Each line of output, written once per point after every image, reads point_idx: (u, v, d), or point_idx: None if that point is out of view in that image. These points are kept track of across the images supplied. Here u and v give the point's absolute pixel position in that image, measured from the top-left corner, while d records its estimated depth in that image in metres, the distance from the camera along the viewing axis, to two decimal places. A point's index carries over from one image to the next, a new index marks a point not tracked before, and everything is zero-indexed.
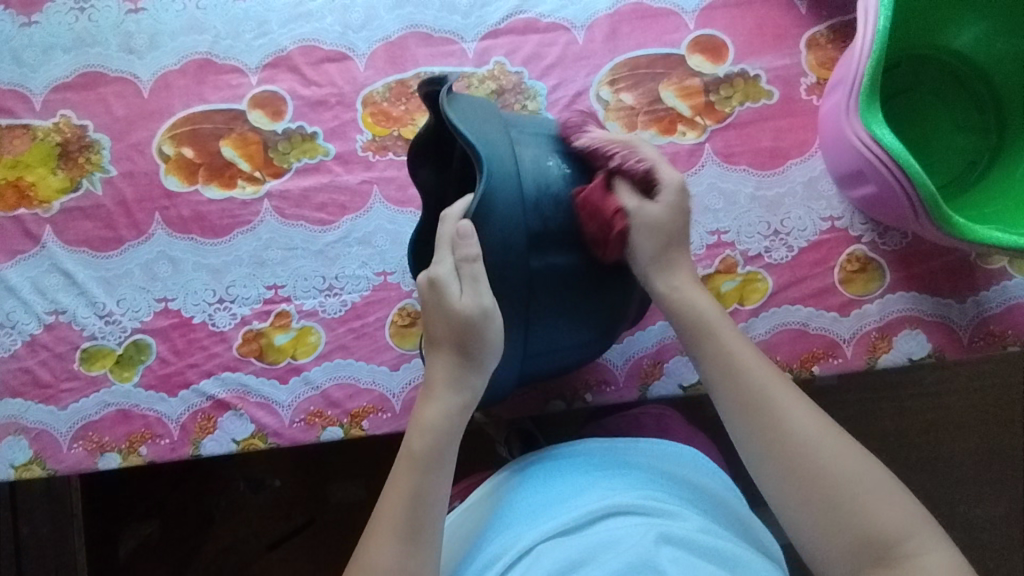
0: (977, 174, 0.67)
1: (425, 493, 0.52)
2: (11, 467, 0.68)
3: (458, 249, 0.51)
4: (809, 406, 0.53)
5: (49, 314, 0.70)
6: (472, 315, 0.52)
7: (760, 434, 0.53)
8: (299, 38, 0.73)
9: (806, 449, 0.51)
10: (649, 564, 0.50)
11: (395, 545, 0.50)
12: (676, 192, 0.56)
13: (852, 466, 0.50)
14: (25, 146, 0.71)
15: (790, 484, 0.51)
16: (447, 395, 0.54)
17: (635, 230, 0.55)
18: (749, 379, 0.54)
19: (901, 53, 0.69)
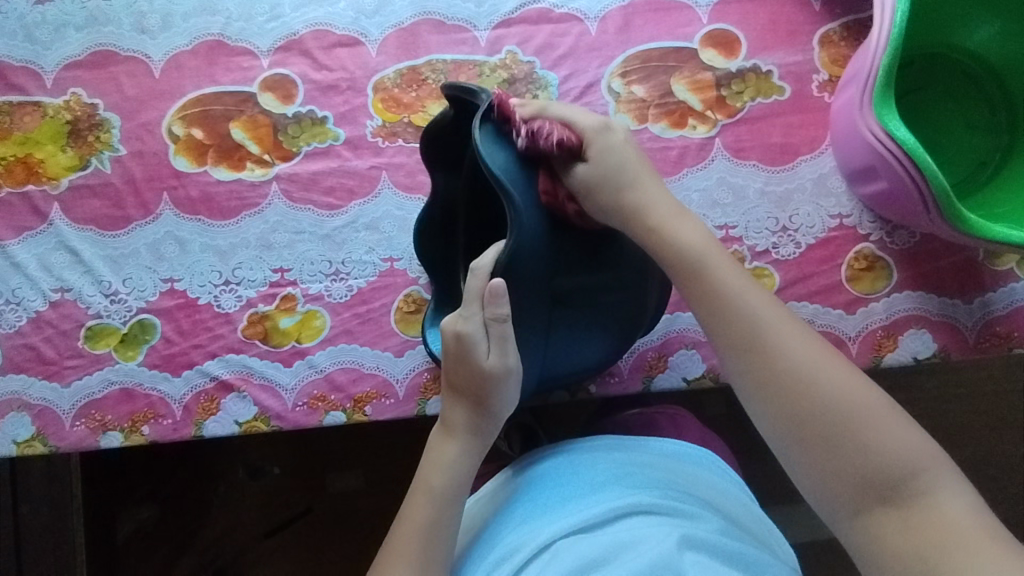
0: (987, 175, 0.67)
1: (441, 523, 0.54)
2: (13, 443, 0.68)
3: (488, 311, 0.52)
4: (800, 331, 0.53)
5: (54, 291, 0.70)
6: (499, 373, 0.54)
7: (749, 370, 0.53)
8: (311, 22, 0.72)
9: (803, 375, 0.51)
10: (668, 568, 0.50)
11: (412, 572, 0.52)
12: (607, 123, 0.58)
13: (855, 393, 0.51)
14: (35, 123, 0.71)
15: (788, 414, 0.51)
16: (461, 437, 0.56)
17: (590, 190, 0.55)
18: (742, 310, 0.53)
19: (914, 51, 0.69)
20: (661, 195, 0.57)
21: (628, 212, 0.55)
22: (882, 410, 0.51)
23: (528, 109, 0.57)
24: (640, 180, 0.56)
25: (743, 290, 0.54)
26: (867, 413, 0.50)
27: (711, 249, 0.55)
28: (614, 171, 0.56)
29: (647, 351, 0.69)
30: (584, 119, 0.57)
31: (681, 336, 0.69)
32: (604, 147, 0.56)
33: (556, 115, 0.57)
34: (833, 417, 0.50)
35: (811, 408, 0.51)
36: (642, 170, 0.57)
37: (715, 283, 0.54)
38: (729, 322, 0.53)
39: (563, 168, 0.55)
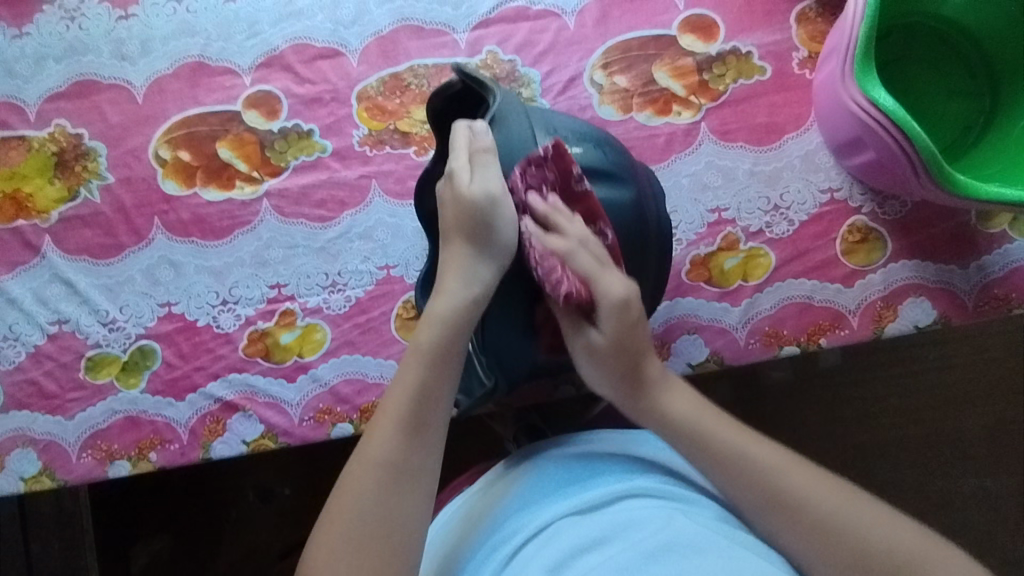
0: (972, 139, 0.68)
1: (432, 387, 0.51)
2: (20, 480, 0.67)
3: (474, 144, 0.54)
4: (824, 479, 0.50)
5: (52, 324, 0.69)
6: (483, 201, 0.53)
7: (781, 524, 0.49)
8: (291, 37, 0.73)
9: (833, 521, 0.48)
10: (681, 542, 0.47)
11: (397, 436, 0.49)
12: (632, 296, 0.53)
13: (886, 526, 0.47)
14: (21, 157, 0.71)
15: (823, 559, 0.48)
16: (455, 287, 0.53)
17: (591, 349, 0.55)
18: (745, 461, 0.51)
19: (890, 23, 0.69)
20: (657, 366, 0.55)
21: (631, 387, 0.55)
22: (924, 542, 0.47)
23: (556, 242, 0.53)
24: (640, 348, 0.54)
25: (737, 441, 0.52)
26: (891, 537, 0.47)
27: (715, 425, 0.53)
28: (625, 343, 0.53)
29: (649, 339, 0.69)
30: (608, 280, 0.53)
31: (682, 322, 0.68)
32: (615, 312, 0.53)
33: (582, 268, 0.53)
34: (865, 549, 0.47)
35: (852, 553, 0.47)
36: (643, 345, 0.55)
37: (711, 443, 0.52)
38: (741, 482, 0.50)
39: (573, 326, 0.55)
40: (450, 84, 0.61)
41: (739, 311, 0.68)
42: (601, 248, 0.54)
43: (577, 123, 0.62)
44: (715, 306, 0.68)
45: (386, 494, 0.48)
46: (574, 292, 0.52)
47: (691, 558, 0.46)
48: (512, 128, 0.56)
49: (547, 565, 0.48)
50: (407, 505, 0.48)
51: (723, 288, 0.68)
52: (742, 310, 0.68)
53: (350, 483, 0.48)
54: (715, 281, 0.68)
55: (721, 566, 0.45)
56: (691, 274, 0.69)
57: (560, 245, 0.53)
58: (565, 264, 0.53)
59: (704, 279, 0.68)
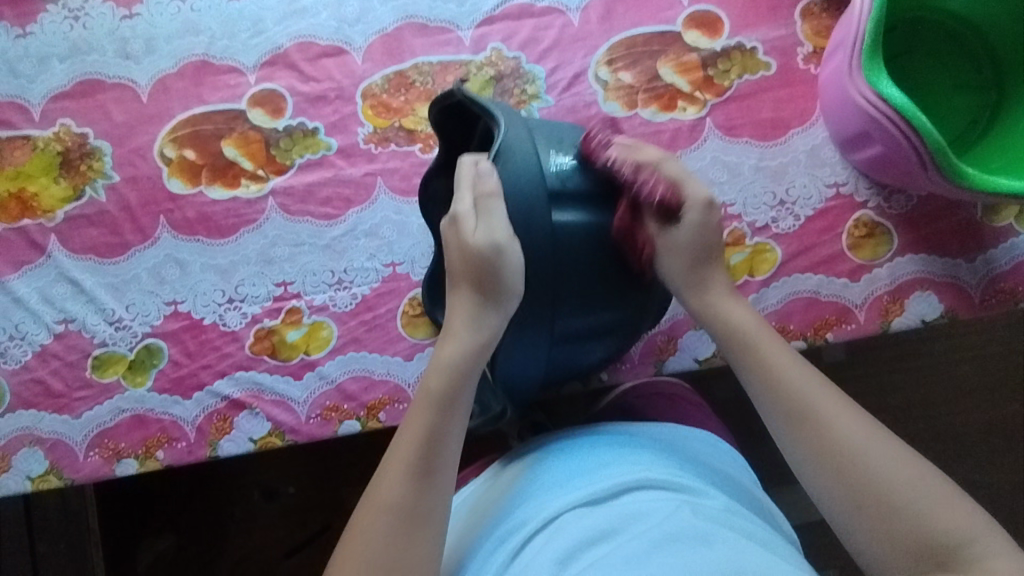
0: (978, 133, 0.68)
1: (439, 431, 0.51)
2: (28, 479, 0.67)
3: (478, 186, 0.53)
4: (852, 410, 0.50)
5: (58, 323, 0.69)
6: (487, 249, 0.52)
7: (804, 440, 0.50)
8: (295, 35, 0.73)
9: (855, 449, 0.48)
10: (688, 532, 0.46)
11: (405, 481, 0.49)
12: (714, 198, 0.58)
13: (908, 468, 0.47)
14: (26, 156, 0.71)
15: (838, 483, 0.48)
16: (463, 335, 0.54)
17: (671, 245, 0.57)
18: (782, 373, 0.53)
19: (897, 16, 0.69)
20: (722, 279, 0.58)
21: (695, 276, 0.58)
22: (940, 487, 0.46)
23: (644, 154, 0.57)
24: (715, 261, 0.58)
25: (772, 350, 0.54)
26: (904, 480, 0.47)
27: (763, 339, 0.55)
28: (701, 236, 0.57)
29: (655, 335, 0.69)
30: (691, 188, 0.58)
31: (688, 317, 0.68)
32: (694, 224, 0.57)
33: (668, 174, 0.57)
34: (876, 485, 0.47)
35: (865, 486, 0.47)
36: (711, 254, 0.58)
37: (757, 347, 0.55)
38: (776, 393, 0.52)
39: (654, 221, 0.57)
40: (450, 97, 0.59)
41: None
42: (684, 166, 0.58)
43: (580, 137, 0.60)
44: None
45: (396, 538, 0.47)
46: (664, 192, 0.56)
47: (699, 550, 0.44)
48: (517, 153, 0.53)
49: (554, 553, 0.47)
50: (416, 550, 0.47)
51: None
52: (748, 305, 0.68)
53: (358, 527, 0.48)
54: None
55: (728, 558, 0.44)
56: None
57: (651, 156, 0.57)
58: (649, 172, 0.57)
59: None
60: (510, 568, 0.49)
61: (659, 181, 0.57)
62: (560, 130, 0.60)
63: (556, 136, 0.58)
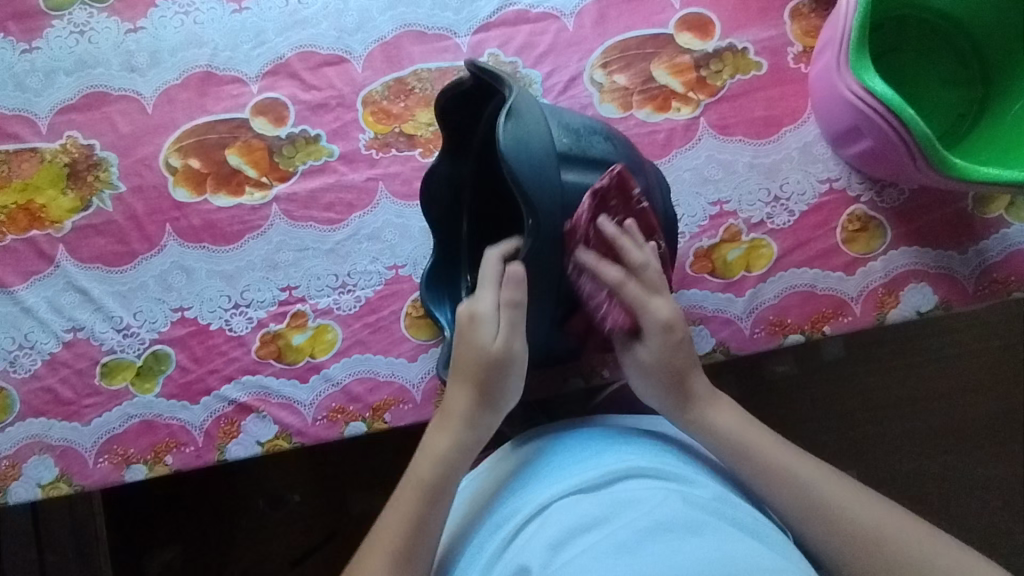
0: (966, 126, 0.70)
1: (446, 474, 0.55)
2: (38, 486, 0.68)
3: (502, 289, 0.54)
4: (835, 475, 0.55)
5: (67, 331, 0.70)
6: (503, 356, 0.55)
7: (794, 505, 0.54)
8: (296, 45, 0.74)
9: (847, 512, 0.52)
10: (676, 521, 0.47)
11: (414, 506, 0.53)
12: (676, 321, 0.58)
13: (899, 524, 0.52)
14: (33, 168, 0.72)
15: (836, 540, 0.52)
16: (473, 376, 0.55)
17: (638, 365, 0.60)
18: (766, 458, 0.55)
19: (883, 14, 0.71)
20: (703, 384, 0.59)
21: (679, 393, 0.59)
22: (918, 528, 0.52)
23: (609, 275, 0.57)
24: (686, 366, 0.59)
25: (748, 435, 0.57)
26: (889, 526, 0.52)
27: (745, 433, 0.57)
28: (668, 362, 0.58)
29: None
30: (658, 304, 0.58)
31: (688, 313, 0.69)
32: (660, 334, 0.58)
33: (630, 297, 0.58)
34: (866, 535, 0.51)
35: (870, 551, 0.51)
36: (689, 361, 0.59)
37: (734, 440, 0.57)
38: (767, 479, 0.55)
39: (621, 341, 0.61)
40: (462, 81, 0.58)
41: (743, 301, 0.69)
42: (658, 274, 0.59)
43: (578, 118, 0.61)
44: (720, 297, 0.69)
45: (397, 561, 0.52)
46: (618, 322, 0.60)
47: (686, 539, 0.45)
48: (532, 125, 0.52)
49: (547, 541, 0.48)
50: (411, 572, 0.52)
51: (727, 279, 0.69)
52: (746, 300, 0.69)
53: (399, 502, 0.54)
54: (718, 273, 0.70)
55: (717, 547, 0.45)
56: (695, 267, 0.70)
57: (616, 274, 0.57)
58: (608, 292, 0.58)
59: (707, 271, 0.70)
60: (504, 554, 0.50)
61: (616, 312, 0.59)
62: (561, 113, 0.59)
63: (561, 118, 0.58)
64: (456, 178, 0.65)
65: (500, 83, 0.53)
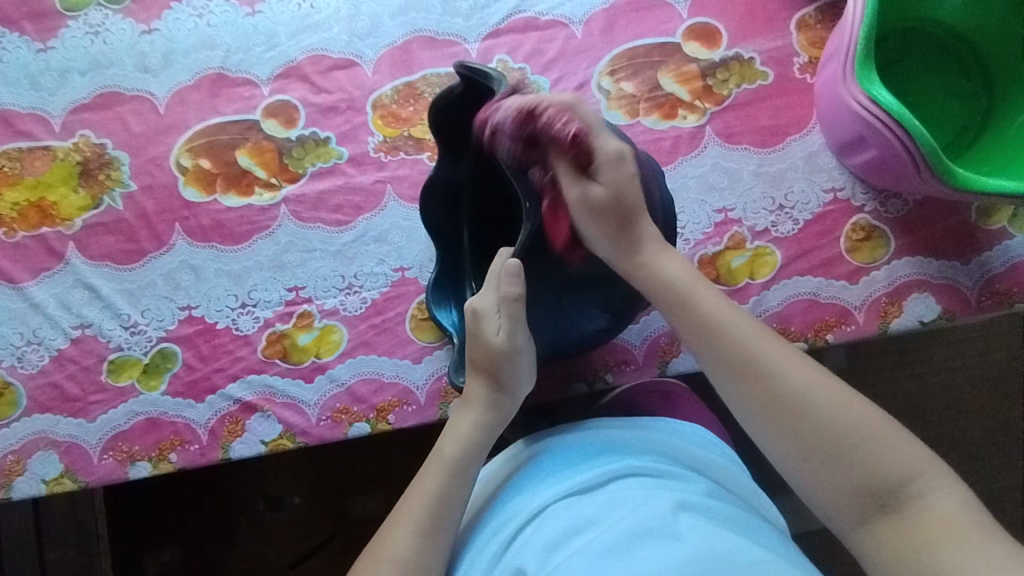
0: (970, 138, 0.70)
1: (467, 453, 0.56)
2: (42, 482, 0.69)
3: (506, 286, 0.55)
4: (796, 358, 0.53)
5: (75, 328, 0.71)
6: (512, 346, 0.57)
7: (747, 392, 0.53)
8: (308, 49, 0.75)
9: (800, 400, 0.51)
10: (664, 524, 0.47)
11: (436, 482, 0.54)
12: (625, 150, 0.56)
13: (852, 412, 0.50)
14: (45, 166, 0.73)
15: (786, 434, 0.51)
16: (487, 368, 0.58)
17: (587, 204, 0.56)
18: (724, 327, 0.55)
19: (888, 27, 0.72)
20: (652, 229, 0.59)
21: (623, 240, 0.58)
22: (877, 421, 0.50)
23: (558, 100, 0.54)
24: (635, 210, 0.57)
25: (701, 294, 0.57)
26: (843, 414, 0.50)
27: (697, 287, 0.57)
28: (619, 198, 0.56)
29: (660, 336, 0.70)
30: (602, 138, 0.56)
31: None
32: (614, 164, 0.56)
33: (584, 116, 0.55)
34: (818, 425, 0.50)
35: (822, 440, 0.50)
36: (635, 207, 0.57)
37: (695, 304, 0.56)
38: (716, 346, 0.55)
39: (568, 172, 0.56)
40: (451, 90, 0.61)
41: (748, 309, 0.69)
42: (592, 112, 0.56)
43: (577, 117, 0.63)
44: None
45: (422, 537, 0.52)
46: (580, 133, 0.55)
47: (671, 544, 0.45)
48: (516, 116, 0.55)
49: (542, 545, 0.48)
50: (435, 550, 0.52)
51: (731, 286, 0.70)
52: (750, 307, 0.69)
53: (421, 482, 0.55)
54: (722, 280, 0.70)
55: (702, 549, 0.44)
56: (699, 273, 0.70)
57: (567, 96, 0.55)
58: (570, 116, 0.55)
59: (712, 278, 0.70)
60: (502, 560, 0.50)
61: (543, 168, 0.57)
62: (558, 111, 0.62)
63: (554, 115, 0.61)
64: (456, 180, 0.66)
65: (487, 80, 0.58)
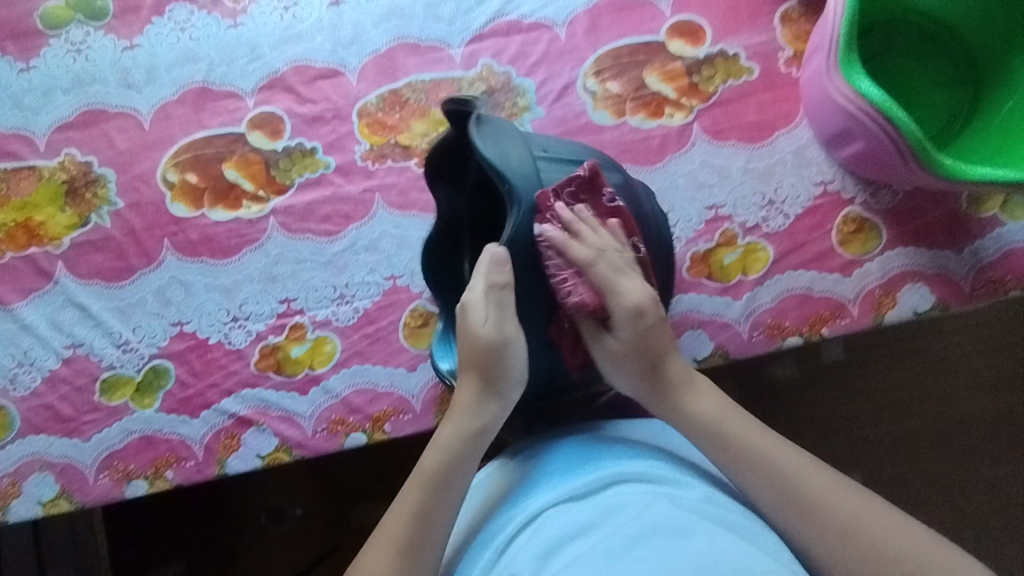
0: (958, 127, 0.70)
1: (458, 464, 0.55)
2: (39, 504, 0.68)
3: (491, 276, 0.56)
4: (828, 477, 0.52)
5: (66, 348, 0.70)
6: (495, 342, 0.56)
7: (799, 523, 0.51)
8: (291, 59, 0.75)
9: (847, 525, 0.50)
10: (666, 525, 0.47)
11: (426, 487, 0.53)
12: (644, 304, 0.58)
13: (895, 525, 0.49)
14: (31, 187, 0.73)
15: (841, 560, 0.49)
16: (467, 405, 0.57)
17: (607, 353, 0.60)
18: (762, 462, 0.53)
19: (873, 18, 0.71)
20: (679, 365, 0.59)
21: (654, 383, 0.58)
22: (926, 538, 0.49)
23: (578, 253, 0.57)
24: (662, 345, 0.58)
25: (735, 423, 0.55)
26: (890, 537, 0.49)
27: (733, 425, 0.55)
28: (643, 345, 0.58)
29: None
30: (628, 284, 0.58)
31: (686, 318, 0.69)
32: (629, 319, 0.58)
33: (598, 279, 0.58)
34: (874, 550, 0.48)
35: (881, 565, 0.48)
36: (669, 344, 0.59)
37: (732, 435, 0.55)
38: (732, 450, 0.54)
39: (590, 328, 0.60)
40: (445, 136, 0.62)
41: (741, 305, 0.69)
42: (623, 258, 0.59)
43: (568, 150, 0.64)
44: (717, 301, 0.69)
45: (409, 551, 0.51)
46: (587, 303, 0.58)
47: (676, 543, 0.45)
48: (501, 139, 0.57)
49: (538, 549, 0.48)
50: (421, 564, 0.51)
51: (724, 283, 0.70)
52: (743, 304, 0.69)
53: (410, 490, 0.54)
54: (715, 276, 0.70)
55: (705, 550, 0.45)
56: (692, 271, 0.70)
57: (583, 255, 0.57)
58: (575, 271, 0.58)
59: (704, 276, 0.70)
60: (497, 564, 0.50)
61: (583, 289, 0.58)
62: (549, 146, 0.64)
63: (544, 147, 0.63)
64: (457, 215, 0.67)
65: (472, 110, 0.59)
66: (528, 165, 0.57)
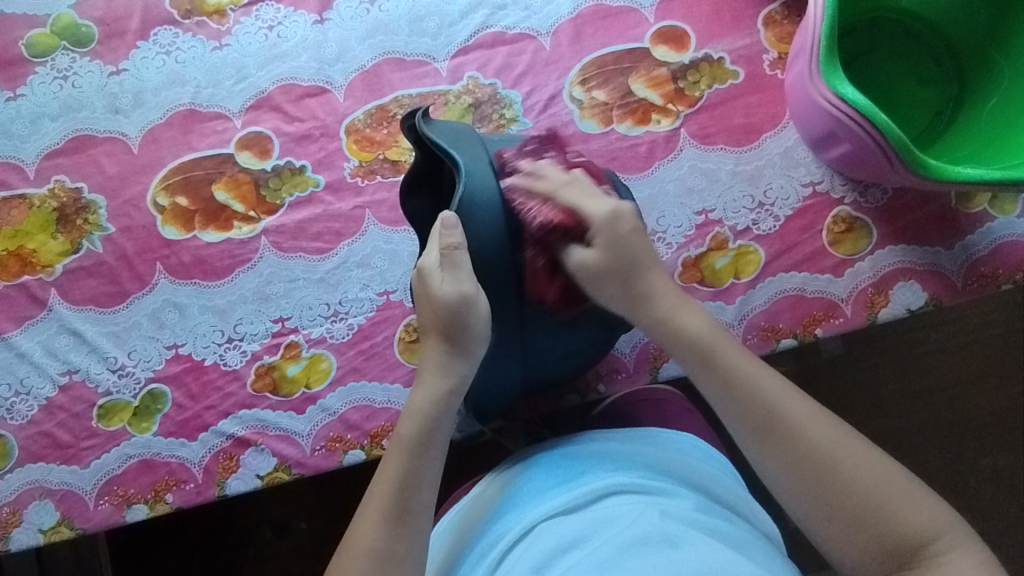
0: (943, 123, 0.71)
1: (428, 434, 0.54)
2: (39, 532, 0.68)
3: (443, 240, 0.52)
4: (812, 411, 0.52)
5: (62, 375, 0.70)
6: (452, 302, 0.53)
7: (772, 454, 0.52)
8: (277, 79, 0.75)
9: (828, 456, 0.50)
10: (655, 535, 0.47)
11: (402, 458, 0.53)
12: (621, 210, 0.56)
13: (872, 464, 0.50)
14: (23, 215, 0.73)
15: (807, 494, 0.50)
16: (434, 381, 0.55)
17: (579, 270, 0.56)
18: (747, 389, 0.53)
19: (854, 18, 0.72)
20: (666, 284, 0.57)
21: (633, 293, 0.56)
22: (904, 481, 0.50)
23: (542, 184, 0.56)
24: (634, 250, 0.56)
25: (722, 347, 0.55)
26: (862, 472, 0.50)
27: (720, 342, 0.55)
28: (621, 250, 0.55)
29: (648, 343, 0.70)
30: (593, 205, 0.56)
31: None
32: (608, 224, 0.55)
33: (564, 199, 0.56)
34: (841, 487, 0.50)
35: (846, 500, 0.49)
36: (627, 268, 0.56)
37: (721, 363, 0.54)
38: (746, 409, 0.53)
39: (560, 242, 0.56)
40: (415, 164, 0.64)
41: (734, 309, 0.69)
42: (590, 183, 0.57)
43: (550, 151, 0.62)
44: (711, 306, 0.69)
45: (384, 525, 0.51)
46: (552, 218, 0.55)
47: (665, 553, 0.45)
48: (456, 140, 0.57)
49: (530, 564, 0.48)
50: (399, 544, 0.50)
51: (716, 287, 0.70)
52: (737, 307, 0.69)
53: (387, 464, 0.54)
54: (708, 281, 0.70)
55: (696, 560, 0.44)
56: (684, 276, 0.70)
57: (548, 185, 0.56)
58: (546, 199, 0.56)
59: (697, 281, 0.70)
60: None
61: (546, 209, 0.55)
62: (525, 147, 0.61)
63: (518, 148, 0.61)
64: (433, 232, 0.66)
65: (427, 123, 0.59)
66: (483, 161, 0.56)
